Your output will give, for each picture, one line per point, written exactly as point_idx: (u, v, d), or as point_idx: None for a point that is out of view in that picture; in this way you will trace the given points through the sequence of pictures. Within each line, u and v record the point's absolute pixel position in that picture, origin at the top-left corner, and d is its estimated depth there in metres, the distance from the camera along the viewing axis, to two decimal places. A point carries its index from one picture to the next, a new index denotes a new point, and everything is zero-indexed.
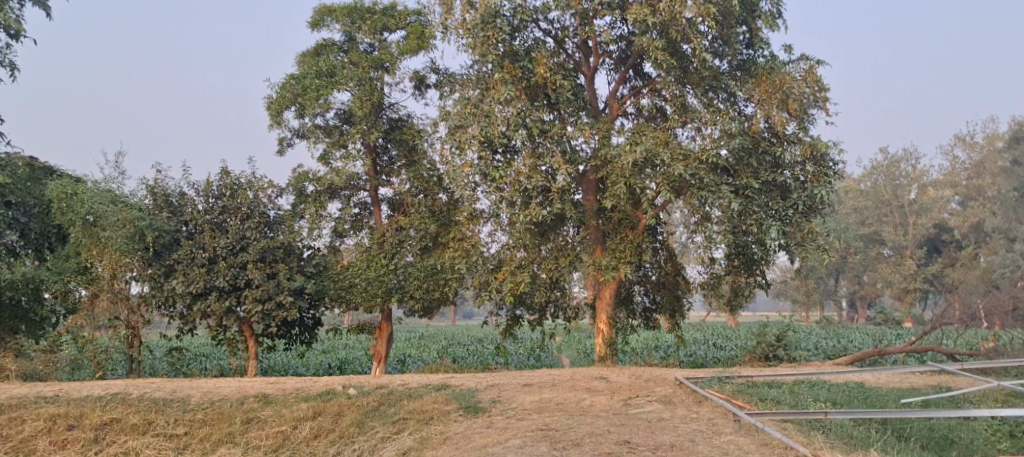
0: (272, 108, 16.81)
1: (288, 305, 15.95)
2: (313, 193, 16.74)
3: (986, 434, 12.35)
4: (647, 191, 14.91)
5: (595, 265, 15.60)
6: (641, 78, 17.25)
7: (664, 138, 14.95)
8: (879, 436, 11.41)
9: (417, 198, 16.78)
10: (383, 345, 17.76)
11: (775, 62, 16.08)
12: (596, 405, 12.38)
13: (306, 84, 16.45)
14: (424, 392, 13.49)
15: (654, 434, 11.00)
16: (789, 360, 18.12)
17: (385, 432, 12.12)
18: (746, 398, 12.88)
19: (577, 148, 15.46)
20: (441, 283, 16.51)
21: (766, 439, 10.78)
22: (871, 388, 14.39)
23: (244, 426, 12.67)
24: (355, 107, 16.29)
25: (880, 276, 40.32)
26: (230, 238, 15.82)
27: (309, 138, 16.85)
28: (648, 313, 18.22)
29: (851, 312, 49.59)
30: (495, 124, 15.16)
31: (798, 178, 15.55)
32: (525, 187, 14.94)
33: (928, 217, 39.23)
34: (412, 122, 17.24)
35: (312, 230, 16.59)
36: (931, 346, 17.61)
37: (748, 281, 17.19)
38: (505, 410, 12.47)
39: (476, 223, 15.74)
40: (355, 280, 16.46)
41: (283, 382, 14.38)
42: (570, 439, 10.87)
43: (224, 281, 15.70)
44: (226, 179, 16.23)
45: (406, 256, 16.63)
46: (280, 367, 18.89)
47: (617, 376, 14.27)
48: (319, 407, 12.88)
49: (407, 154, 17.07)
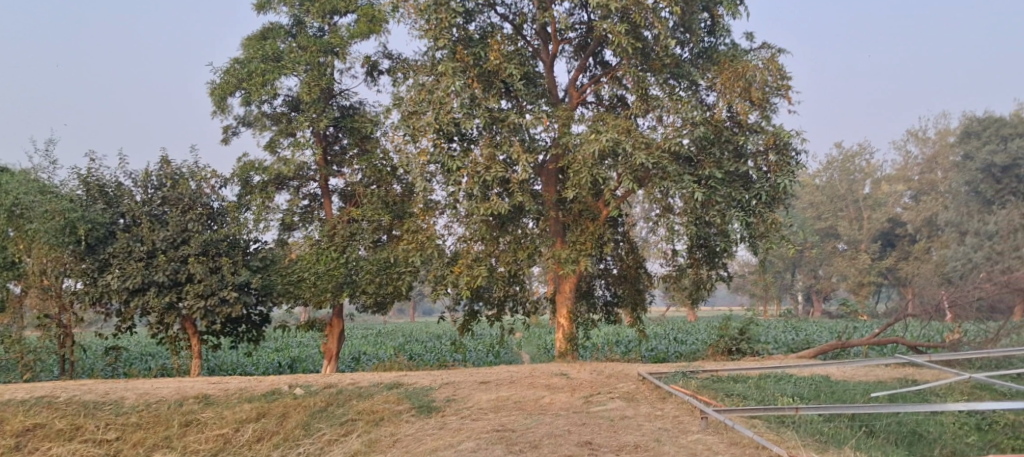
0: (215, 94, 15.88)
1: (232, 300, 15.12)
2: (259, 183, 15.86)
3: (953, 427, 12.32)
4: (609, 182, 14.38)
5: (555, 258, 14.95)
6: (601, 67, 16.65)
7: (627, 125, 14.37)
8: (849, 433, 11.14)
9: (369, 189, 16.06)
10: (335, 342, 16.98)
11: (737, 50, 15.54)
12: (556, 403, 11.79)
13: (252, 68, 15.61)
14: (375, 391, 12.84)
15: (616, 434, 10.41)
16: (752, 354, 17.69)
17: (332, 434, 11.42)
18: (711, 393, 12.38)
19: (536, 137, 14.87)
20: (395, 277, 15.66)
21: (735, 437, 10.22)
22: (839, 382, 13.99)
23: (182, 429, 11.86)
24: (303, 92, 15.50)
25: (836, 269, 40.23)
26: (171, 231, 14.93)
27: (256, 126, 16.02)
28: (609, 306, 17.66)
29: (809, 305, 49.52)
30: (447, 110, 14.46)
31: (760, 168, 15.03)
32: (482, 178, 14.29)
33: (882, 212, 39.35)
34: (364, 110, 16.46)
35: (258, 223, 15.75)
36: (896, 338, 17.24)
37: (710, 274, 16.69)
38: (461, 409, 11.83)
39: (431, 214, 15.11)
40: (303, 274, 15.67)
41: (226, 382, 13.60)
42: (528, 441, 10.25)
43: (164, 276, 14.75)
44: (166, 169, 15.31)
45: (358, 249, 15.76)
46: (228, 366, 18.03)
47: (578, 372, 13.69)
48: (264, 408, 12.14)
49: (359, 143, 16.29)
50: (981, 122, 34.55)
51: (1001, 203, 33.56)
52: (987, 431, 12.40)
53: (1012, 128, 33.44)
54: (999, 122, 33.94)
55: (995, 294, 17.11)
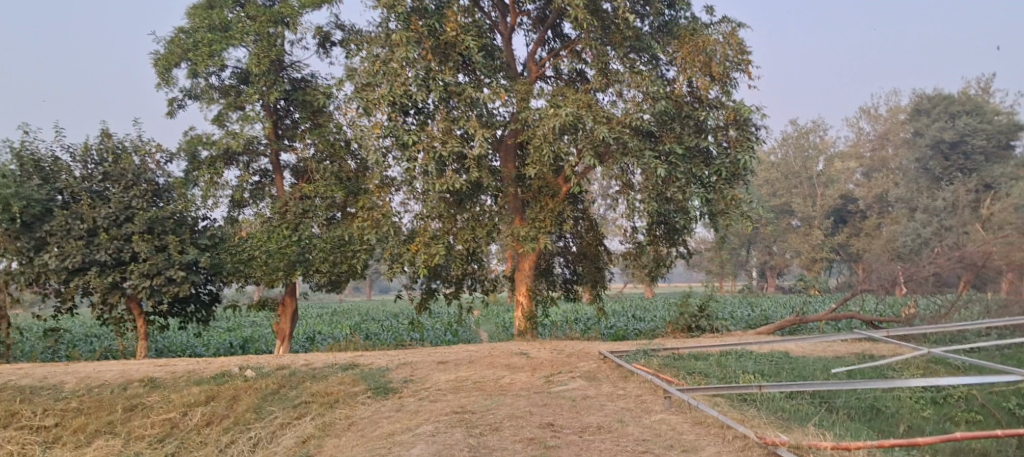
0: (159, 65, 15.20)
1: (179, 279, 14.60)
2: (207, 159, 15.29)
3: (911, 402, 12.23)
4: (569, 158, 14.00)
5: (513, 235, 14.62)
6: (560, 40, 16.27)
7: (588, 100, 14.02)
8: (810, 409, 11.00)
9: (322, 164, 15.50)
10: (287, 322, 16.48)
11: (697, 24, 15.06)
12: (516, 384, 11.47)
13: (198, 38, 14.97)
14: (329, 372, 12.42)
15: (578, 415, 10.11)
16: (712, 331, 17.52)
17: (285, 417, 11.00)
18: (673, 371, 12.16)
19: (494, 111, 14.47)
20: (349, 256, 15.25)
21: (699, 417, 9.94)
22: (798, 358, 13.90)
23: (126, 413, 11.37)
24: (252, 64, 14.92)
25: (790, 245, 40.38)
26: (113, 208, 14.31)
27: (203, 99, 15.38)
28: (569, 284, 17.35)
29: (763, 281, 49.79)
30: (402, 82, 14.00)
31: (720, 144, 14.71)
32: (438, 153, 13.90)
33: (834, 188, 39.60)
34: (316, 83, 15.90)
35: (206, 199, 15.19)
36: (853, 314, 17.18)
37: (670, 251, 16.47)
38: (418, 391, 11.47)
39: (387, 191, 14.70)
40: (254, 253, 15.13)
41: (174, 364, 13.13)
42: (488, 423, 9.90)
43: (106, 255, 14.23)
44: (107, 142, 14.59)
45: (311, 227, 15.32)
46: (178, 347, 17.46)
47: (538, 351, 13.38)
48: (213, 392, 11.64)
49: (311, 117, 15.74)
50: (931, 99, 34.77)
51: (949, 179, 33.77)
52: (947, 406, 12.31)
53: (959, 106, 33.72)
54: (948, 99, 34.21)
55: (949, 268, 17.14)
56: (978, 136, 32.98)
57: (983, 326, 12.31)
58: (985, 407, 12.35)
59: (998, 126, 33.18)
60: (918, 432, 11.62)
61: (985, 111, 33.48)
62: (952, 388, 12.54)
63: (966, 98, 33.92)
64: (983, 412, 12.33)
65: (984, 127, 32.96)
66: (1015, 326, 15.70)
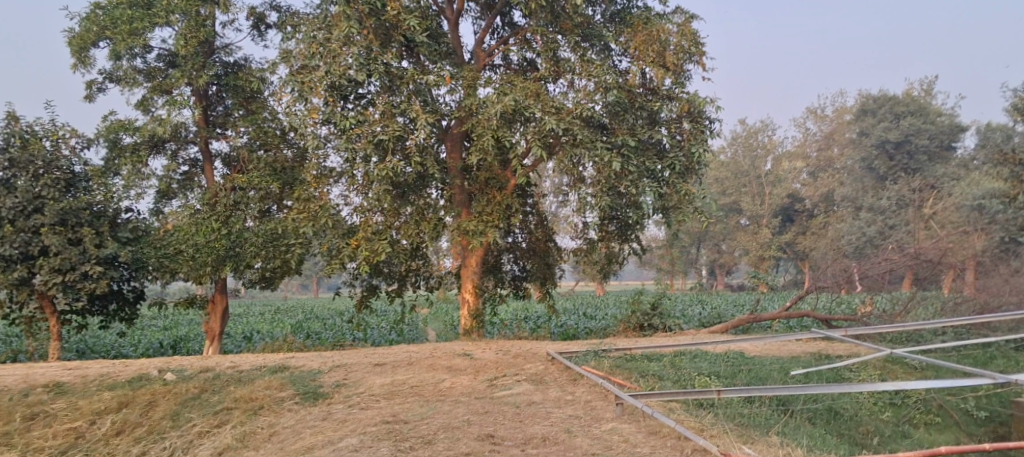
0: (74, 44, 14.07)
1: (95, 275, 13.53)
2: (130, 145, 14.19)
3: (870, 403, 11.60)
4: (517, 148, 13.19)
5: (461, 230, 13.75)
6: (509, 28, 15.46)
7: (536, 88, 13.26)
8: (771, 415, 10.33)
9: (256, 154, 14.51)
10: (217, 321, 15.44)
11: (650, 13, 14.28)
12: (457, 388, 10.67)
13: (117, 16, 13.88)
14: (256, 376, 11.47)
15: (522, 425, 9.32)
16: (664, 330, 16.85)
17: (204, 425, 10.08)
18: (625, 374, 11.42)
19: (439, 99, 13.60)
20: (283, 251, 14.25)
21: (654, 427, 9.18)
22: (755, 358, 13.25)
23: (25, 423, 10.38)
24: (178, 45, 13.88)
25: (739, 243, 39.73)
26: (19, 197, 13.19)
27: (124, 83, 14.25)
28: (517, 281, 16.54)
29: (712, 278, 49.22)
30: (341, 65, 13.07)
31: (674, 136, 13.98)
32: (377, 139, 13.01)
33: (782, 187, 39.23)
34: (249, 67, 14.89)
35: (129, 190, 14.10)
36: (807, 312, 16.61)
37: (623, 247, 15.74)
38: (351, 396, 10.59)
39: (325, 183, 13.76)
40: (180, 247, 14.07)
41: (85, 367, 12.08)
42: (420, 435, 9.07)
43: (11, 249, 13.13)
44: (13, 126, 13.48)
45: (244, 221, 14.32)
46: (101, 348, 16.30)
47: (483, 351, 12.59)
48: (126, 397, 10.63)
49: (245, 103, 14.71)
50: (876, 99, 34.64)
51: (894, 178, 33.75)
52: (909, 407, 11.73)
53: (903, 106, 33.71)
54: (893, 100, 34.09)
55: (903, 266, 16.70)
56: (922, 136, 33.07)
57: (945, 324, 11.67)
58: (942, 408, 11.78)
59: (940, 126, 33.05)
60: (881, 437, 11.02)
61: (928, 112, 33.45)
62: (911, 389, 11.93)
63: (910, 99, 33.92)
64: (941, 414, 11.78)
65: (927, 128, 32.97)
66: (969, 325, 15.24)
